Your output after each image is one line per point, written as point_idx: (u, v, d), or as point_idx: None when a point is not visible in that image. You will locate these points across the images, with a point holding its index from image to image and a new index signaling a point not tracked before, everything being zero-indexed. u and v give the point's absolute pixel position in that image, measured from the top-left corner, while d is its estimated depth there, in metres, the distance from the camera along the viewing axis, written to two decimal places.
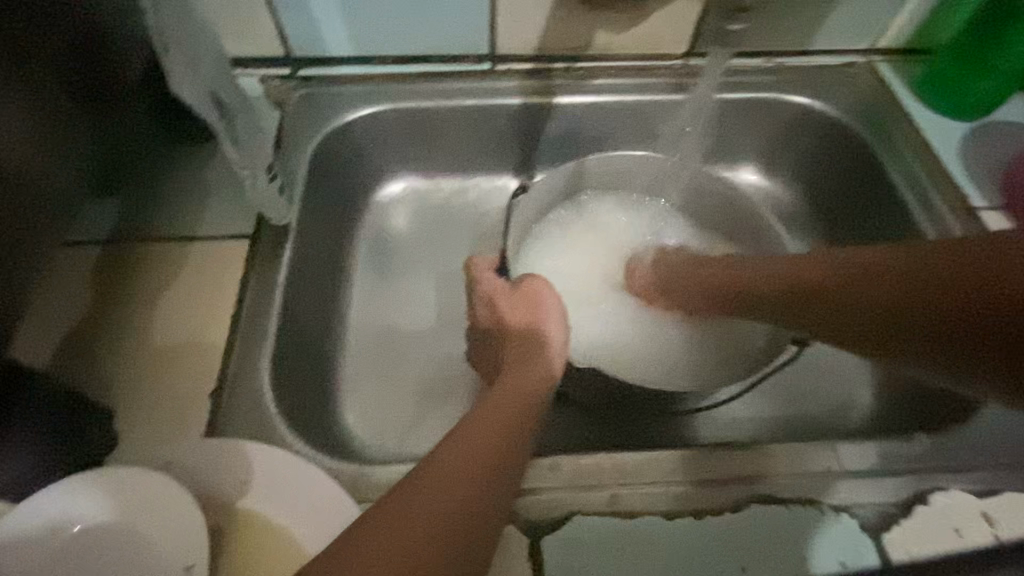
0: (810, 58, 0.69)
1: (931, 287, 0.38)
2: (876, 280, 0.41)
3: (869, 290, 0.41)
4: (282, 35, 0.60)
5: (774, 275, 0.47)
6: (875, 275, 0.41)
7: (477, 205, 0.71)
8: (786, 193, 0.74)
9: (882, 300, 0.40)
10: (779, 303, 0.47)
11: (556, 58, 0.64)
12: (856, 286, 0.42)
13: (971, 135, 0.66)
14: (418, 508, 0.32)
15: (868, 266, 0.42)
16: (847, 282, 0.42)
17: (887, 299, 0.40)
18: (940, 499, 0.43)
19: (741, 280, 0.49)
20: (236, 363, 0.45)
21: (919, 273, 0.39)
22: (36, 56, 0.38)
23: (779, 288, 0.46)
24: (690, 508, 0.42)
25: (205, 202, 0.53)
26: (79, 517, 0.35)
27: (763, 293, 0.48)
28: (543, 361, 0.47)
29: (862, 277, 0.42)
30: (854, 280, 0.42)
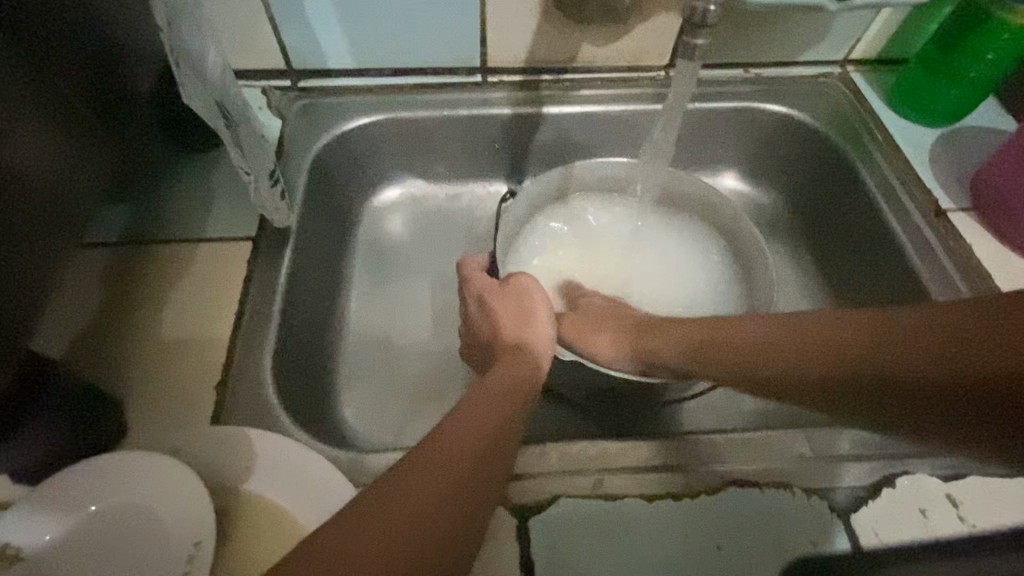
0: (785, 69, 0.73)
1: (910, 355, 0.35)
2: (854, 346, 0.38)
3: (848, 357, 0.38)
4: (284, 49, 0.63)
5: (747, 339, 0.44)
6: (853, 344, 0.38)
7: (470, 210, 0.74)
8: (767, 198, 0.77)
9: (862, 364, 0.37)
10: (755, 366, 0.43)
11: (544, 70, 0.67)
12: (832, 350, 0.39)
13: (940, 141, 0.69)
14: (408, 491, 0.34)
15: (842, 332, 0.39)
16: (825, 348, 0.40)
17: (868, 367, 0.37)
18: (906, 482, 0.46)
19: (710, 338, 0.46)
20: (240, 357, 0.48)
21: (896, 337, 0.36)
22: (57, 70, 0.41)
23: (755, 350, 0.43)
24: (669, 491, 0.44)
25: (210, 206, 0.56)
26: (95, 497, 0.38)
27: (735, 356, 0.44)
28: (529, 357, 0.49)
29: (836, 342, 0.39)
30: (828, 348, 0.39)
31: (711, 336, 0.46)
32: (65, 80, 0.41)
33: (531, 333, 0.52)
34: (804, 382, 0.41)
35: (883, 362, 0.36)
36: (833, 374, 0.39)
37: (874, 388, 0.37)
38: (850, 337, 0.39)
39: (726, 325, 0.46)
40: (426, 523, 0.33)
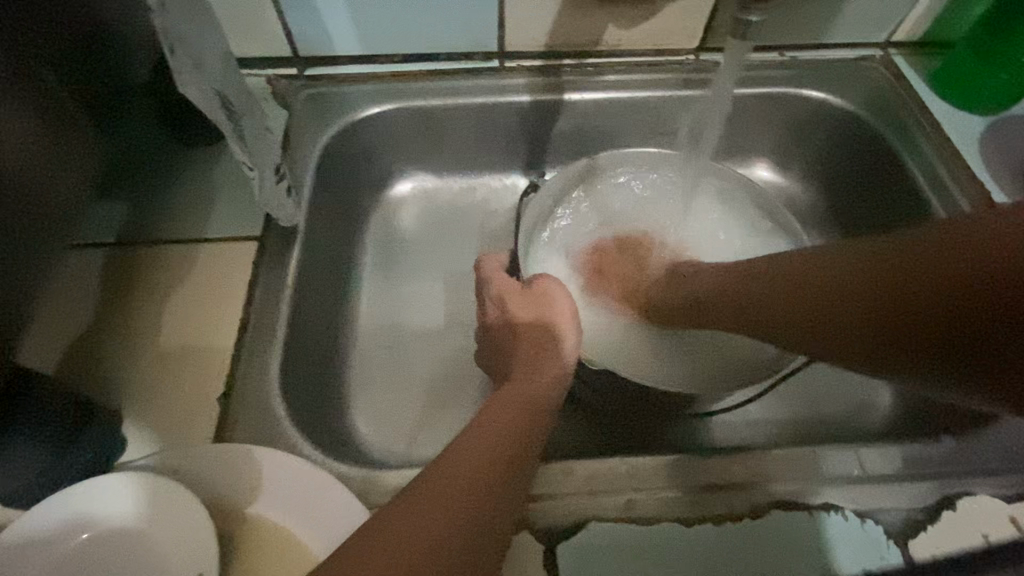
0: (824, 52, 0.68)
1: (849, 292, 0.38)
2: (798, 288, 0.41)
3: (798, 299, 0.41)
4: (289, 35, 0.60)
5: (712, 290, 0.48)
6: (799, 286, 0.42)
7: (486, 204, 0.70)
8: (802, 190, 0.73)
9: (811, 303, 0.40)
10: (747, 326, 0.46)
11: (566, 54, 0.63)
12: (779, 295, 0.43)
13: (992, 128, 0.64)
14: (427, 519, 0.31)
15: (787, 278, 0.43)
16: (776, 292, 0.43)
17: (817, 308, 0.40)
18: (967, 504, 0.42)
19: (686, 290, 0.51)
20: (244, 367, 0.45)
21: (835, 276, 0.39)
22: (40, 59, 0.37)
23: (737, 315, 0.46)
24: (708, 514, 0.41)
25: (212, 202, 0.53)
26: (86, 525, 0.35)
27: (704, 307, 0.49)
28: (554, 362, 0.46)
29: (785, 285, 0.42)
30: (775, 292, 0.43)
31: (688, 291, 0.51)
32: (49, 69, 0.38)
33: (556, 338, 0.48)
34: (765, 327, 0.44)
35: (833, 302, 0.39)
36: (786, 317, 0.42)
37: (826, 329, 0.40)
38: (793, 280, 0.42)
39: (696, 278, 0.51)
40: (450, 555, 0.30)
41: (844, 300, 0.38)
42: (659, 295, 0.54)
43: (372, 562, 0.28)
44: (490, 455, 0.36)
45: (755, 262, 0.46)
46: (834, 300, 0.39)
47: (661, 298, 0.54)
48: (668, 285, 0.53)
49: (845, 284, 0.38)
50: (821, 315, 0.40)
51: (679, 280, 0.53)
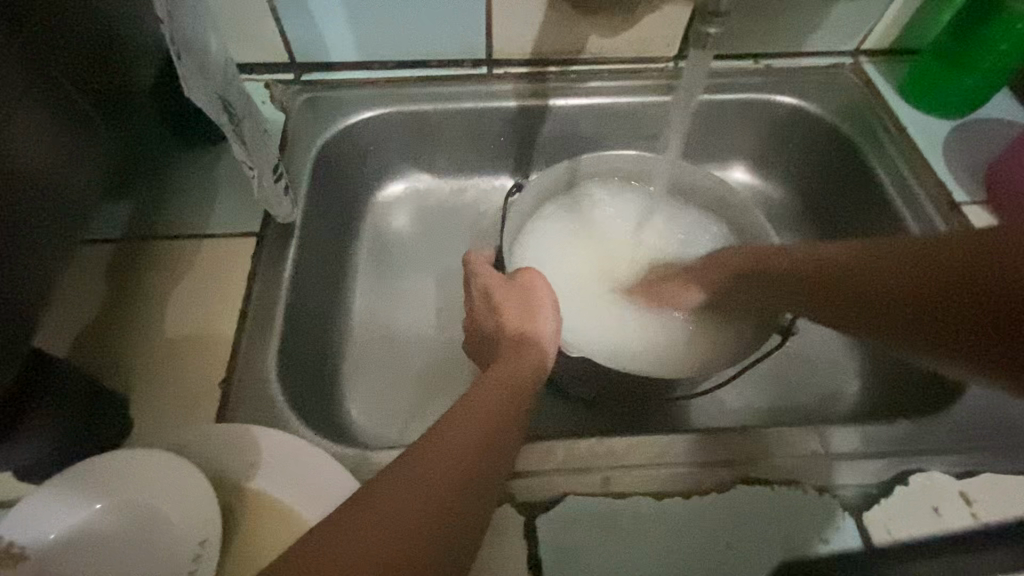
0: (797, 59, 0.71)
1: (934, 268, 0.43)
2: (871, 270, 0.46)
3: (868, 278, 0.46)
4: (287, 42, 0.63)
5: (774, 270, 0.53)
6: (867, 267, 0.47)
7: (476, 204, 0.73)
8: (776, 191, 0.76)
9: (877, 286, 0.46)
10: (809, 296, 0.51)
11: (550, 62, 0.66)
12: (851, 275, 0.47)
13: (955, 132, 0.68)
14: (414, 489, 0.34)
15: (854, 261, 0.48)
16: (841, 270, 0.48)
17: (881, 288, 0.45)
18: (920, 480, 0.45)
19: (747, 267, 0.54)
20: (245, 354, 0.47)
21: (903, 266, 0.45)
22: (55, 64, 0.40)
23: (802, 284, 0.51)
24: (678, 489, 0.44)
25: (214, 200, 0.56)
26: (97, 495, 0.38)
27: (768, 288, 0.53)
28: (534, 351, 0.49)
29: (852, 267, 0.47)
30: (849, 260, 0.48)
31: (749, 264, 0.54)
32: (64, 73, 0.41)
33: (537, 328, 0.51)
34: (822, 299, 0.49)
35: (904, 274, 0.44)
36: (846, 294, 0.48)
37: (880, 307, 0.46)
38: (863, 264, 0.47)
39: (754, 257, 0.54)
40: (435, 521, 0.33)
41: (910, 275, 0.44)
42: (716, 275, 0.56)
43: (362, 523, 0.31)
44: (472, 433, 0.39)
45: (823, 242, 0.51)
46: (905, 286, 0.44)
47: (719, 280, 0.56)
48: (722, 265, 0.56)
49: (911, 275, 0.44)
50: (882, 299, 0.46)
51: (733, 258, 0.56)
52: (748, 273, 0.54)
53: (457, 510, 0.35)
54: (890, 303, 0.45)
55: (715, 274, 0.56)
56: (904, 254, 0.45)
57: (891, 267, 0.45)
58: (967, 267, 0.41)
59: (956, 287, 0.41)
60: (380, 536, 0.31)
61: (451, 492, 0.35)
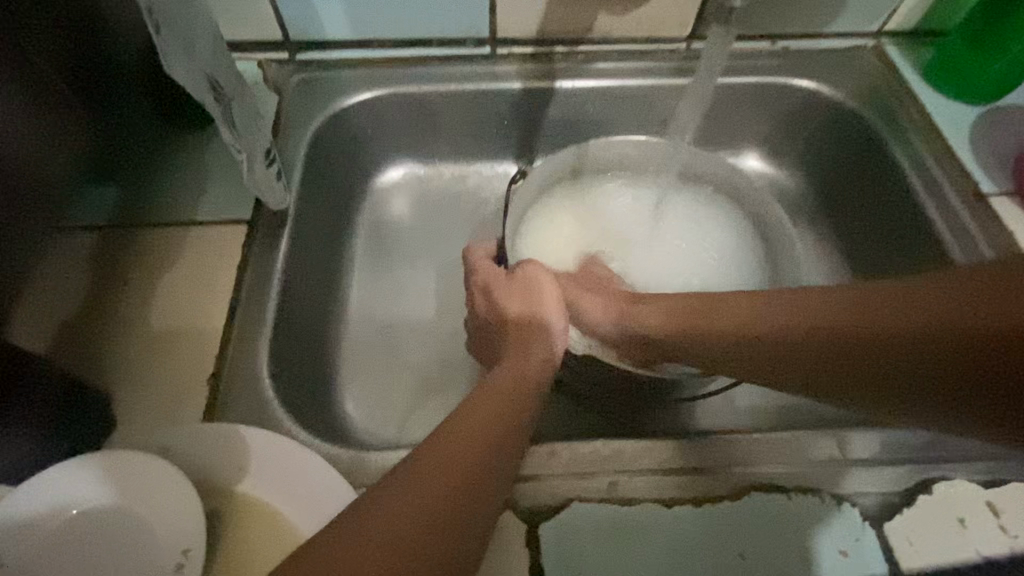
0: (817, 41, 0.68)
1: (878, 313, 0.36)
2: (850, 318, 0.37)
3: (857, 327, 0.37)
4: (280, 19, 0.59)
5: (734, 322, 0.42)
6: (848, 320, 0.37)
7: (477, 191, 0.70)
8: (791, 180, 0.73)
9: (859, 334, 0.37)
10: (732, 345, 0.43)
11: (557, 42, 0.63)
12: (828, 328, 0.38)
13: (982, 120, 0.65)
14: (411, 499, 0.32)
15: (824, 307, 0.39)
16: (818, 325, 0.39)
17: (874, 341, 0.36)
18: (943, 488, 0.43)
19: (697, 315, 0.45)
20: (234, 350, 0.45)
21: (889, 306, 0.36)
22: (25, 40, 0.37)
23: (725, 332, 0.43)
24: (689, 496, 0.42)
25: (202, 187, 0.53)
26: (75, 501, 0.36)
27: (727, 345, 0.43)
28: (539, 349, 0.47)
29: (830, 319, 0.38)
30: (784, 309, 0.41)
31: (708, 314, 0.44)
32: (37, 49, 0.38)
33: (540, 320, 0.49)
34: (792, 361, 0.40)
35: (848, 320, 0.37)
36: (821, 352, 0.38)
37: (873, 366, 0.36)
38: (839, 311, 0.38)
39: (707, 305, 0.44)
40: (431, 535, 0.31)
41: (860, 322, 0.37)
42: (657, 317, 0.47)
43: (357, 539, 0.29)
44: (474, 438, 0.37)
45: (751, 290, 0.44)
46: (896, 331, 0.35)
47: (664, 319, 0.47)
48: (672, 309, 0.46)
49: (903, 318, 0.35)
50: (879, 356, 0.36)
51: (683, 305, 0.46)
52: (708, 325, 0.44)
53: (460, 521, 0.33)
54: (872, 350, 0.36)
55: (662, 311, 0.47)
56: (892, 294, 0.37)
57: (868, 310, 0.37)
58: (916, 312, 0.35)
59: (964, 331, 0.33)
60: (371, 567, 0.28)
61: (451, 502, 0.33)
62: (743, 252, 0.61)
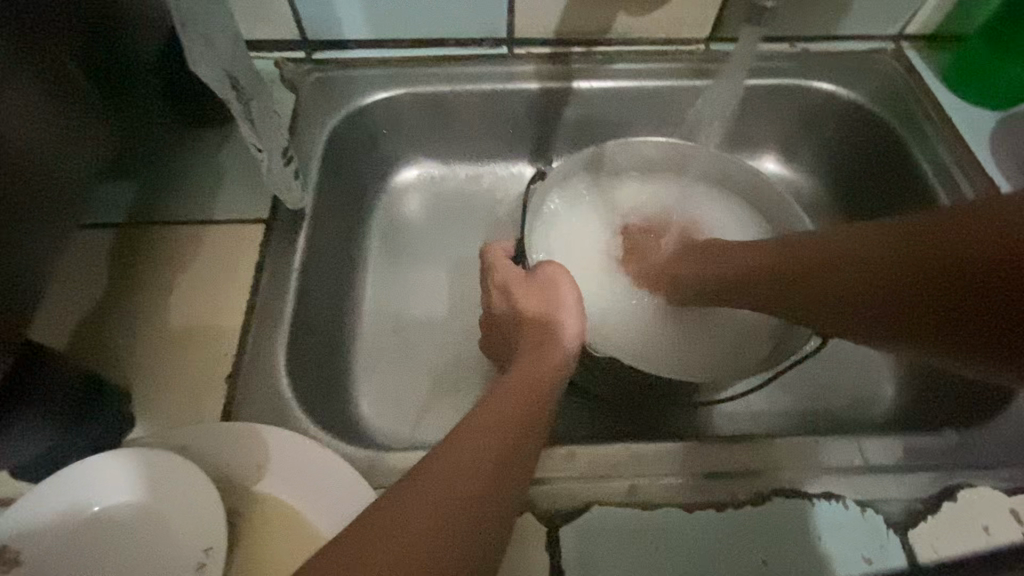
0: (835, 44, 0.67)
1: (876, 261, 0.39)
2: (848, 267, 0.40)
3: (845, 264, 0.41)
4: (297, 18, 0.59)
5: (739, 264, 0.48)
6: (837, 261, 0.41)
7: (492, 192, 0.70)
8: (808, 183, 0.72)
9: (860, 275, 0.40)
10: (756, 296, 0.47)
11: (575, 42, 0.63)
12: (841, 277, 0.41)
13: (1002, 124, 0.64)
14: (423, 504, 0.31)
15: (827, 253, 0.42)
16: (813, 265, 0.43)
17: (855, 278, 0.40)
18: (967, 495, 0.42)
19: (719, 257, 0.50)
20: (252, 348, 0.45)
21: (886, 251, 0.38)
22: (50, 36, 0.37)
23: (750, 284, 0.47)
24: (710, 500, 0.41)
25: (220, 184, 0.53)
26: (94, 497, 0.35)
27: (721, 289, 0.49)
28: (557, 348, 0.46)
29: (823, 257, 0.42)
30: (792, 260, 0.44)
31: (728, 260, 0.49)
32: (58, 43, 0.38)
33: (559, 322, 0.48)
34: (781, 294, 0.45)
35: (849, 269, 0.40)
36: (828, 294, 0.42)
37: (879, 309, 0.39)
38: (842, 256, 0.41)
39: (714, 255, 0.50)
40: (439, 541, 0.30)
41: (862, 269, 0.40)
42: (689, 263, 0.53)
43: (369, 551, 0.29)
44: (493, 437, 0.36)
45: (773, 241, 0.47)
46: (888, 272, 0.38)
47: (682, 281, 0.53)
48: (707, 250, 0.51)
49: (898, 262, 0.38)
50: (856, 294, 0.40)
51: (713, 246, 0.51)
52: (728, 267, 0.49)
53: (471, 524, 0.32)
54: (880, 295, 0.39)
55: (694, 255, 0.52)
56: (889, 241, 0.39)
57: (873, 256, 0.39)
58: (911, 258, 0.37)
59: (914, 271, 0.37)
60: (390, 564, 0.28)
61: (463, 506, 0.32)
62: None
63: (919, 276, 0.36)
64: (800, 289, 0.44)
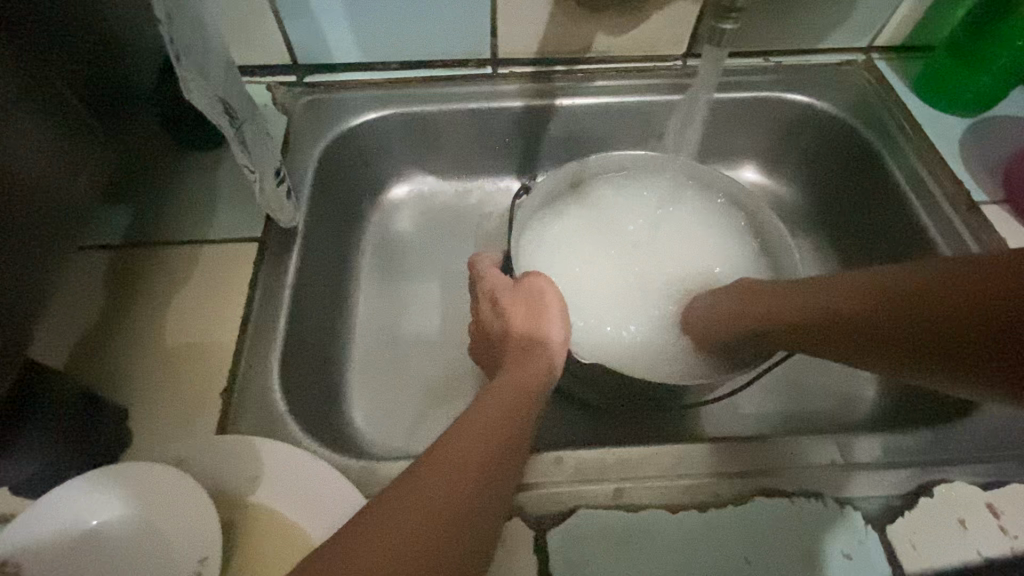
0: (808, 58, 0.70)
1: (902, 313, 0.37)
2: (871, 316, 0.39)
3: (901, 317, 0.37)
4: (289, 44, 0.62)
5: (785, 305, 0.45)
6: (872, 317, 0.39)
7: (480, 207, 0.72)
8: (787, 191, 0.75)
9: (876, 326, 0.38)
10: (779, 334, 0.46)
11: (556, 61, 0.65)
12: (866, 313, 0.39)
13: (971, 130, 0.66)
14: (398, 519, 0.30)
15: (837, 300, 0.41)
16: (855, 298, 0.40)
17: (885, 330, 0.38)
18: (944, 490, 0.44)
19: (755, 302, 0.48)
20: (246, 362, 0.46)
21: (901, 302, 0.37)
22: (52, 69, 0.39)
23: (767, 317, 0.46)
24: (695, 501, 0.42)
25: (215, 206, 0.55)
26: (94, 512, 0.36)
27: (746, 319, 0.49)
28: (540, 360, 0.47)
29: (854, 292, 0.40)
30: (810, 299, 0.43)
31: (775, 295, 0.47)
32: (57, 78, 0.39)
33: (548, 333, 0.50)
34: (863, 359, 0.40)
35: (867, 316, 0.39)
36: (847, 337, 0.40)
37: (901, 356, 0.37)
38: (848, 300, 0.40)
39: (743, 300, 0.49)
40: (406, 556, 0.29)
41: (886, 318, 0.38)
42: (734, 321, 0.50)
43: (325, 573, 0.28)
44: (477, 451, 0.36)
45: (785, 286, 0.47)
46: (906, 326, 0.36)
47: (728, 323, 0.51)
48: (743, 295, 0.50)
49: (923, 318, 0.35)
50: (891, 328, 0.37)
51: (755, 292, 0.49)
52: (788, 318, 0.45)
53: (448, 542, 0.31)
54: (903, 347, 0.37)
55: (731, 309, 0.50)
56: (900, 295, 0.37)
57: (885, 309, 0.38)
58: (933, 313, 0.35)
59: (941, 322, 0.35)
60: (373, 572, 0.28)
61: (436, 517, 0.31)
62: (747, 267, 0.62)
63: (946, 328, 0.34)
64: (880, 351, 0.38)
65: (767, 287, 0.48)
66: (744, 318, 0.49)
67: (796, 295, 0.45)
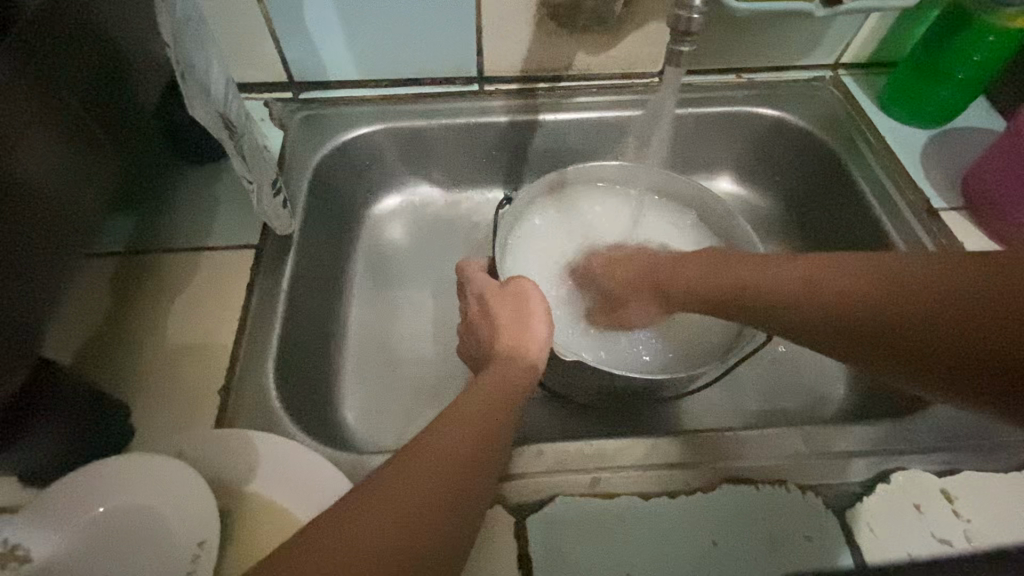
0: (777, 75, 0.74)
1: (867, 297, 0.39)
2: (835, 297, 0.41)
3: (864, 301, 0.39)
4: (285, 63, 0.65)
5: (748, 280, 0.47)
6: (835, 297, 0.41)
7: (469, 216, 0.75)
8: (762, 200, 0.78)
9: (839, 307, 0.41)
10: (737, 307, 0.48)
11: (540, 79, 0.69)
12: (829, 292, 0.41)
13: (932, 143, 0.70)
14: (389, 496, 0.33)
15: (803, 279, 0.43)
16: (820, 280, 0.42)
17: (846, 310, 0.40)
18: (900, 477, 0.46)
19: (715, 275, 0.49)
20: (242, 362, 0.49)
21: (866, 288, 0.40)
22: (66, 87, 0.42)
23: (727, 292, 0.48)
24: (667, 489, 0.45)
25: (214, 215, 0.58)
26: (101, 499, 0.39)
27: (705, 292, 0.50)
28: (524, 358, 0.50)
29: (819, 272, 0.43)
30: (773, 275, 0.45)
31: (734, 270, 0.48)
32: (71, 96, 0.42)
33: (532, 331, 0.52)
34: (820, 338, 0.42)
35: (831, 297, 0.41)
36: (810, 317, 0.42)
37: (858, 337, 0.40)
38: (813, 279, 0.43)
39: (700, 273, 0.51)
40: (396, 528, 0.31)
41: (849, 301, 0.40)
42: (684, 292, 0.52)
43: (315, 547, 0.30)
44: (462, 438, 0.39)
45: (744, 262, 0.49)
46: (869, 309, 0.39)
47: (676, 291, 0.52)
48: (700, 267, 0.51)
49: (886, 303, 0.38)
50: (854, 310, 0.40)
51: (714, 266, 0.50)
52: (749, 293, 0.46)
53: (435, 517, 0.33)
54: (862, 329, 0.39)
55: (682, 279, 0.52)
56: (866, 283, 0.40)
57: (849, 292, 0.40)
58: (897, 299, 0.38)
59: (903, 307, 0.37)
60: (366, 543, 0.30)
61: (425, 497, 0.34)
62: None
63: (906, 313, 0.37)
64: (840, 332, 0.41)
65: (725, 260, 0.50)
66: (703, 292, 0.50)
67: (758, 272, 0.47)
